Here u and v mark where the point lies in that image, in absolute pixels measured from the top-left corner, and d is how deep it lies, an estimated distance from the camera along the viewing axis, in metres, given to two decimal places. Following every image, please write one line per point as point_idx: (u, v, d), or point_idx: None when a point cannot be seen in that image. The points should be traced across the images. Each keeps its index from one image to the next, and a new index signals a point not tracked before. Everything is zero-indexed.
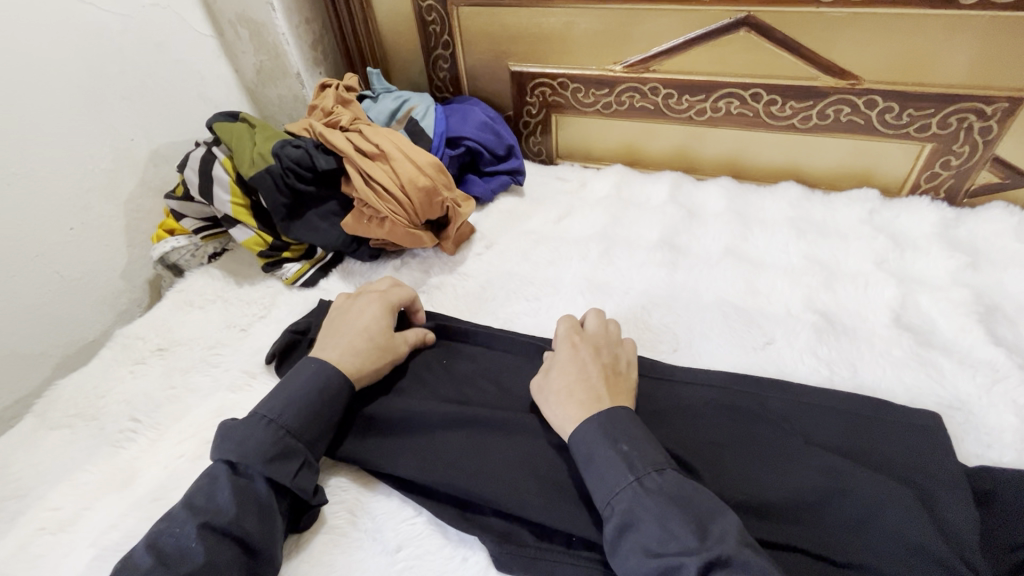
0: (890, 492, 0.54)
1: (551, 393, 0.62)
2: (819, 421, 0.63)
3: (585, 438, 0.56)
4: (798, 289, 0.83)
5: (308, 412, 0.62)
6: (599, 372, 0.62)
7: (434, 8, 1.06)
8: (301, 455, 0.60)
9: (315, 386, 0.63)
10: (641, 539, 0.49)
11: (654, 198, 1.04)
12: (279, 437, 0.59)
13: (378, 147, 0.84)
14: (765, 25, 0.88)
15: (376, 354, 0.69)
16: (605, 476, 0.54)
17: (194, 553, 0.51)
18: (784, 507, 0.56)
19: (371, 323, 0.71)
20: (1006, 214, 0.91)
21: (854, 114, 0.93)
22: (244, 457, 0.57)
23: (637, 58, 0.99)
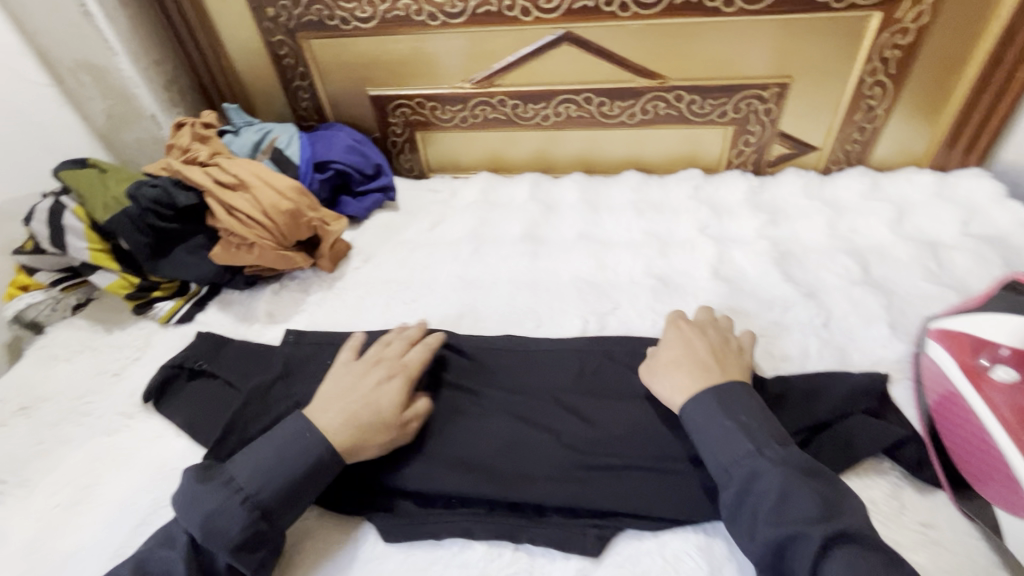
0: None
1: (658, 368, 0.68)
2: None
3: (700, 410, 0.61)
4: (638, 259, 0.96)
5: (284, 492, 0.59)
6: (712, 356, 0.67)
7: (285, 43, 1.10)
8: (269, 539, 0.58)
9: (298, 466, 0.60)
10: (761, 506, 0.53)
11: (517, 198, 1.15)
12: (253, 520, 0.57)
13: (237, 176, 0.88)
14: (581, 38, 1.02)
15: (379, 428, 0.65)
16: (723, 447, 0.58)
17: None
18: (619, 434, 0.67)
19: (382, 394, 0.67)
20: (796, 178, 1.11)
21: (669, 107, 1.10)
22: (211, 540, 0.55)
23: (482, 75, 1.09)
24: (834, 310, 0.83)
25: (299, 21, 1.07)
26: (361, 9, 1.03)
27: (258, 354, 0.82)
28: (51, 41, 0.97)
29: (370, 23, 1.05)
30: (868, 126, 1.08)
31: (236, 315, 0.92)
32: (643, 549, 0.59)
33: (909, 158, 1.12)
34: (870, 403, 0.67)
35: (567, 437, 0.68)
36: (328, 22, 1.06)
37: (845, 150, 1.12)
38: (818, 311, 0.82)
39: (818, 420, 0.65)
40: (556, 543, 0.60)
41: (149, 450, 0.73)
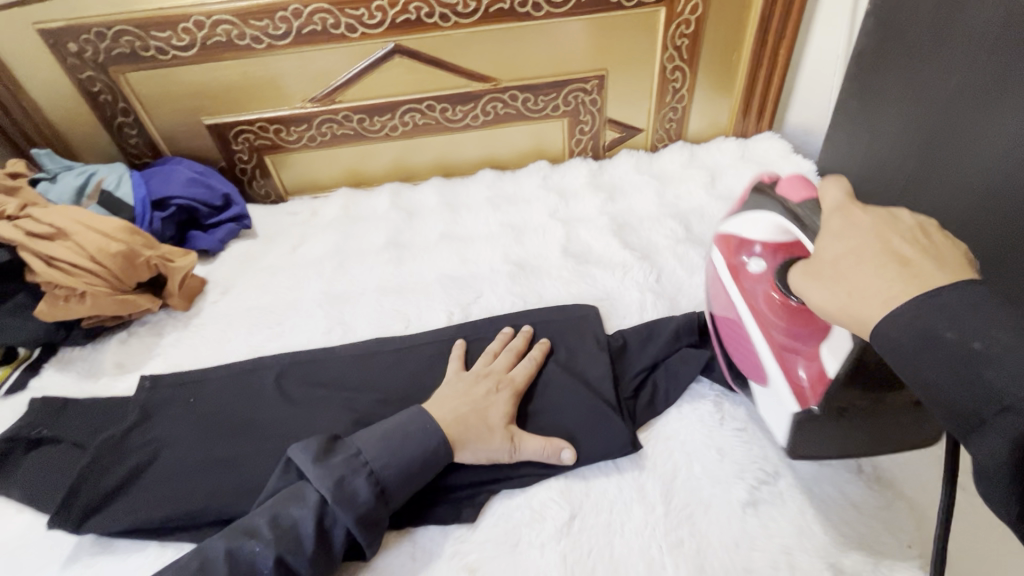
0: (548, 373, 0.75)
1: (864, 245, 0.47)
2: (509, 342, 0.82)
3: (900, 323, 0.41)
4: (497, 249, 1.03)
5: (406, 472, 0.62)
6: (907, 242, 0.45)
7: (97, 78, 1.04)
8: (382, 514, 0.60)
9: (418, 449, 0.63)
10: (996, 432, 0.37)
11: (379, 209, 1.17)
12: (375, 496, 0.59)
13: (54, 225, 0.81)
14: (411, 50, 1.07)
15: (481, 433, 0.66)
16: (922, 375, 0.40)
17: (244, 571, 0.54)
18: None
19: (491, 406, 0.69)
20: (628, 157, 1.24)
21: (508, 107, 1.18)
22: (343, 504, 0.57)
23: (322, 93, 1.10)
24: (663, 267, 0.95)
25: (109, 54, 1.01)
26: (178, 38, 1.00)
27: (108, 409, 0.78)
28: None
29: (191, 51, 1.02)
30: (678, 106, 1.24)
31: (80, 373, 0.85)
32: (513, 505, 0.65)
33: (717, 129, 1.30)
34: (692, 338, 0.78)
35: None
36: (142, 53, 1.01)
37: (664, 129, 1.27)
38: (650, 270, 0.94)
39: (652, 362, 0.76)
40: (436, 519, 0.64)
41: None
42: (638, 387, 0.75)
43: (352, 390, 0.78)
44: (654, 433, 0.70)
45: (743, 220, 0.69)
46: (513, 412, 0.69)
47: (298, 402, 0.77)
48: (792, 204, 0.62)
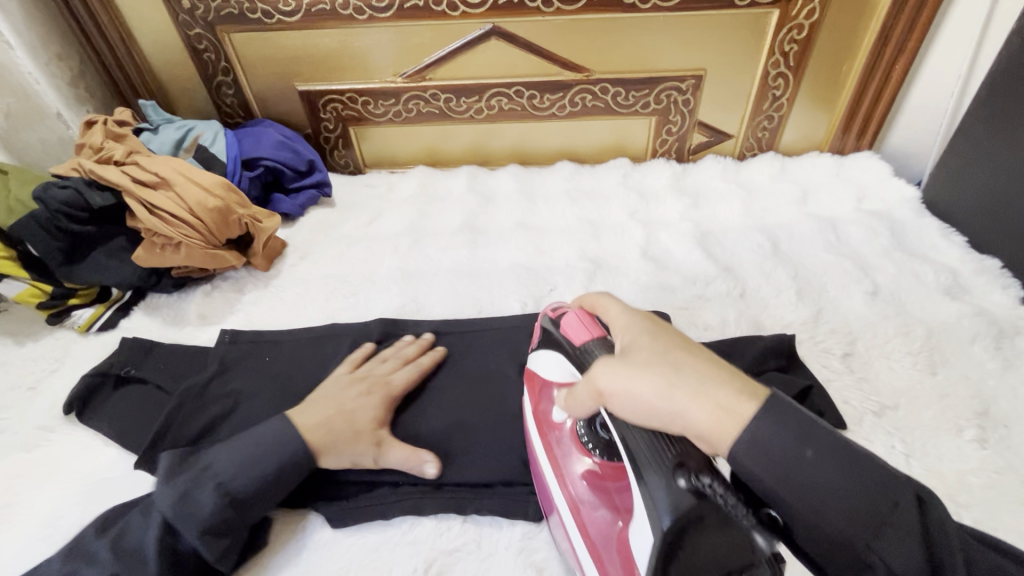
0: None
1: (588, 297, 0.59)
2: None
3: (761, 450, 0.40)
4: (573, 244, 1.00)
5: (260, 484, 0.60)
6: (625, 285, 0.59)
7: (204, 36, 1.06)
8: (233, 528, 0.58)
9: (271, 460, 0.61)
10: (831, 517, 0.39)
11: (455, 190, 1.16)
12: (221, 508, 0.58)
13: (158, 175, 0.84)
14: (508, 33, 1.05)
15: (351, 437, 0.65)
16: (776, 462, 0.40)
17: (155, 545, 0.56)
18: None
19: (361, 408, 0.68)
20: (715, 163, 1.19)
21: (596, 99, 1.15)
22: (182, 519, 0.57)
23: (413, 69, 1.10)
24: (748, 282, 0.91)
25: (218, 14, 1.03)
26: (285, 2, 1.01)
27: (191, 357, 0.80)
28: None
29: (295, 16, 1.03)
30: (775, 115, 1.17)
31: (164, 320, 0.88)
32: None
33: (812, 143, 1.22)
34: (779, 361, 0.74)
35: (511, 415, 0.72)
36: (249, 15, 1.03)
37: (756, 137, 1.21)
38: (734, 283, 0.89)
39: None
40: (502, 512, 0.64)
41: (77, 462, 0.70)
42: None
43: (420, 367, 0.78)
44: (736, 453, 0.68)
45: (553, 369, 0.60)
46: (381, 417, 0.68)
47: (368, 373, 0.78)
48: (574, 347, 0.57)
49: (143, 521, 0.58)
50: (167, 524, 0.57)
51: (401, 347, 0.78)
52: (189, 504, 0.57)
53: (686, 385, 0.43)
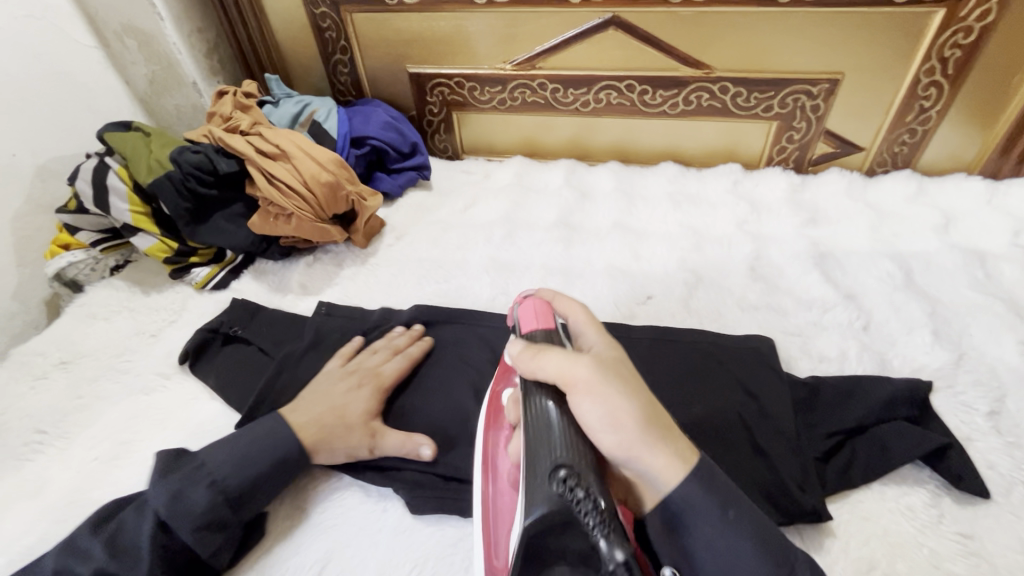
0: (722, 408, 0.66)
1: (588, 381, 0.51)
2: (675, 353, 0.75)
3: (686, 497, 0.48)
4: (672, 252, 0.95)
5: (252, 480, 0.61)
6: (626, 375, 0.53)
7: (328, 15, 1.10)
8: (230, 525, 0.59)
9: (266, 457, 0.63)
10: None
11: (551, 183, 1.13)
12: (217, 503, 0.58)
13: (279, 147, 0.88)
14: (628, 23, 1.00)
15: (342, 432, 0.66)
16: (711, 542, 0.48)
17: (144, 543, 0.55)
18: None
19: (351, 403, 0.69)
20: (840, 177, 1.08)
21: (713, 99, 1.07)
22: (177, 515, 0.56)
23: (524, 57, 1.08)
24: (874, 313, 0.81)
25: None
26: None
27: (292, 324, 0.84)
28: (101, 3, 0.99)
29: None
30: (919, 129, 1.04)
31: (270, 286, 0.92)
32: None
33: (959, 164, 1.08)
34: (910, 410, 0.66)
35: None
36: None
37: (890, 152, 1.08)
38: (858, 313, 0.80)
39: (856, 423, 0.65)
40: None
41: (184, 411, 0.74)
42: (832, 449, 0.64)
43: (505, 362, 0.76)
44: (852, 504, 0.61)
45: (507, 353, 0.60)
46: (373, 408, 0.70)
47: (454, 364, 0.76)
48: (529, 333, 0.60)
49: (138, 517, 0.57)
50: (162, 522, 0.57)
51: (388, 336, 0.79)
52: (184, 501, 0.57)
53: (637, 429, 0.49)
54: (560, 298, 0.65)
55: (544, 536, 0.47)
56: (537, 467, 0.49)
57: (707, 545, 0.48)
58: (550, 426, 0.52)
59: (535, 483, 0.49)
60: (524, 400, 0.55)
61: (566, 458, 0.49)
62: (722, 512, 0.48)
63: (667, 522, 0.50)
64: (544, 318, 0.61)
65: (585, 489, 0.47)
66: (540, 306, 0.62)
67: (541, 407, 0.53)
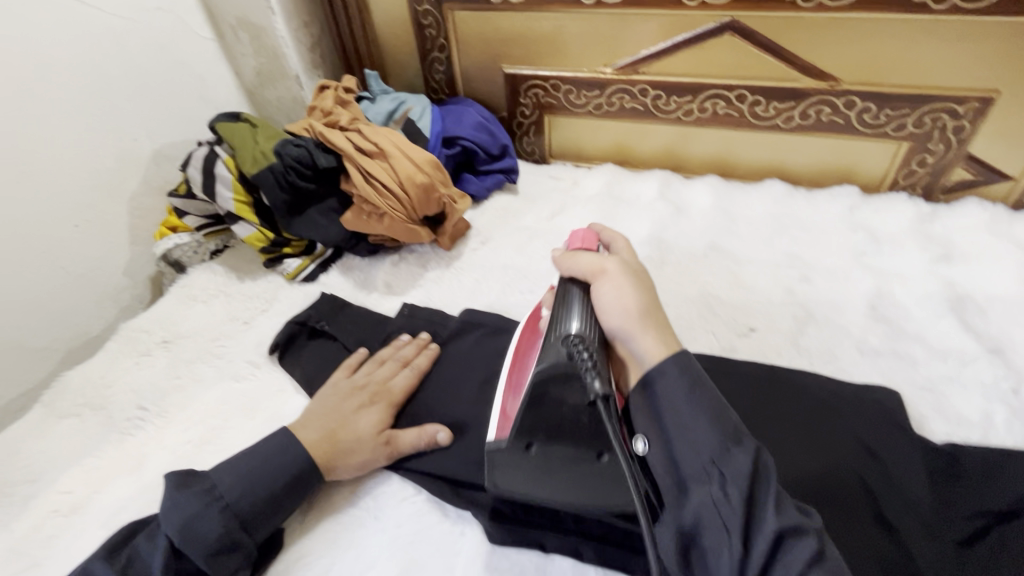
0: (841, 467, 0.60)
1: (615, 275, 0.62)
2: (785, 396, 0.68)
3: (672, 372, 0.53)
4: (778, 281, 0.86)
5: (263, 503, 0.59)
6: (648, 288, 0.62)
7: (430, 13, 1.10)
8: (245, 548, 0.57)
9: (277, 477, 0.61)
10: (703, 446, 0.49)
11: (643, 195, 1.08)
12: (230, 527, 0.57)
13: (377, 145, 0.88)
14: (747, 29, 0.92)
15: (357, 446, 0.65)
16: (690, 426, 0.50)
17: (156, 570, 0.53)
18: None
19: (360, 418, 0.67)
20: (980, 210, 0.95)
21: (834, 113, 0.97)
22: (189, 541, 0.54)
23: (627, 61, 1.03)
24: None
25: None
26: None
27: (376, 323, 0.83)
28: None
29: None
30: None
31: (356, 282, 0.93)
32: None
33: None
34: None
35: None
36: None
37: None
38: (1006, 372, 0.70)
39: (1007, 507, 0.55)
40: None
41: (271, 402, 0.75)
42: (973, 533, 0.55)
43: None
44: None
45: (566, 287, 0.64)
46: (383, 420, 0.68)
47: None
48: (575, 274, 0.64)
49: (150, 544, 0.55)
50: (173, 548, 0.55)
51: (393, 345, 0.77)
52: (195, 527, 0.55)
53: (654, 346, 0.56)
54: (606, 230, 0.71)
55: (550, 385, 0.58)
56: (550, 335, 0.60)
57: (672, 409, 0.51)
58: (564, 338, 0.58)
59: (549, 344, 0.59)
60: (560, 292, 0.64)
61: (581, 327, 0.59)
62: (690, 390, 0.51)
63: (643, 387, 0.54)
64: (587, 244, 0.68)
65: (592, 354, 0.56)
66: (591, 237, 0.69)
67: (566, 326, 0.60)
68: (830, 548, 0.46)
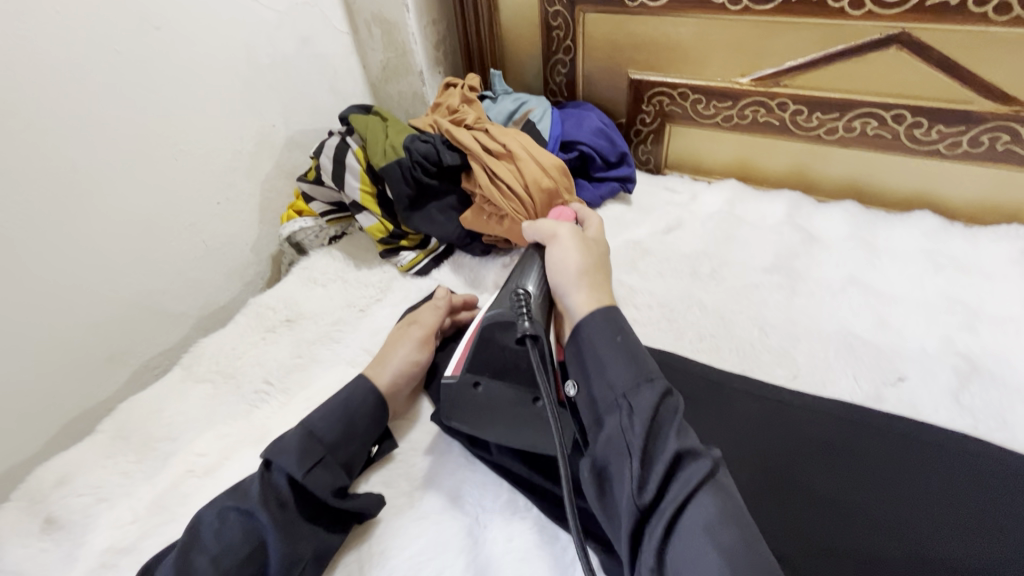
0: (1014, 557, 0.53)
1: (564, 239, 0.66)
2: (942, 465, 0.61)
3: (596, 326, 0.55)
4: (933, 328, 0.77)
5: (333, 417, 0.62)
6: (595, 259, 0.65)
7: (561, 14, 1.08)
8: (321, 456, 0.59)
9: (342, 396, 0.64)
10: (609, 379, 0.52)
11: (770, 217, 1.00)
12: (304, 437, 0.60)
13: (505, 146, 0.89)
14: (920, 42, 0.83)
15: (391, 343, 0.74)
16: (606, 368, 0.53)
17: (252, 485, 0.56)
18: (901, 568, 0.53)
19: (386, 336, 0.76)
20: None
21: (1014, 143, 0.85)
22: (271, 448, 0.58)
23: (769, 72, 0.96)
24: None
25: None
26: None
27: None
28: None
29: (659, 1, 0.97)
30: None
31: (466, 279, 0.94)
32: None
33: None
34: None
35: (834, 549, 0.55)
36: None
37: None
38: None
39: None
40: None
41: None
42: None
43: (713, 422, 0.67)
44: None
45: (533, 229, 0.70)
46: (407, 321, 0.77)
47: None
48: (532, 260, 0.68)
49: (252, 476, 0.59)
50: (264, 463, 0.58)
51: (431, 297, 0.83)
52: (277, 441, 0.59)
53: (581, 287, 0.60)
54: (586, 210, 0.76)
55: (494, 331, 0.60)
56: (507, 288, 0.65)
57: (595, 353, 0.54)
58: (515, 291, 0.62)
59: (504, 296, 0.64)
60: (524, 255, 0.70)
61: (533, 288, 0.63)
62: (614, 338, 0.54)
63: (573, 339, 0.56)
64: (564, 221, 0.75)
65: (530, 306, 0.60)
66: (568, 215, 0.76)
67: (524, 282, 0.64)
68: (725, 473, 0.49)
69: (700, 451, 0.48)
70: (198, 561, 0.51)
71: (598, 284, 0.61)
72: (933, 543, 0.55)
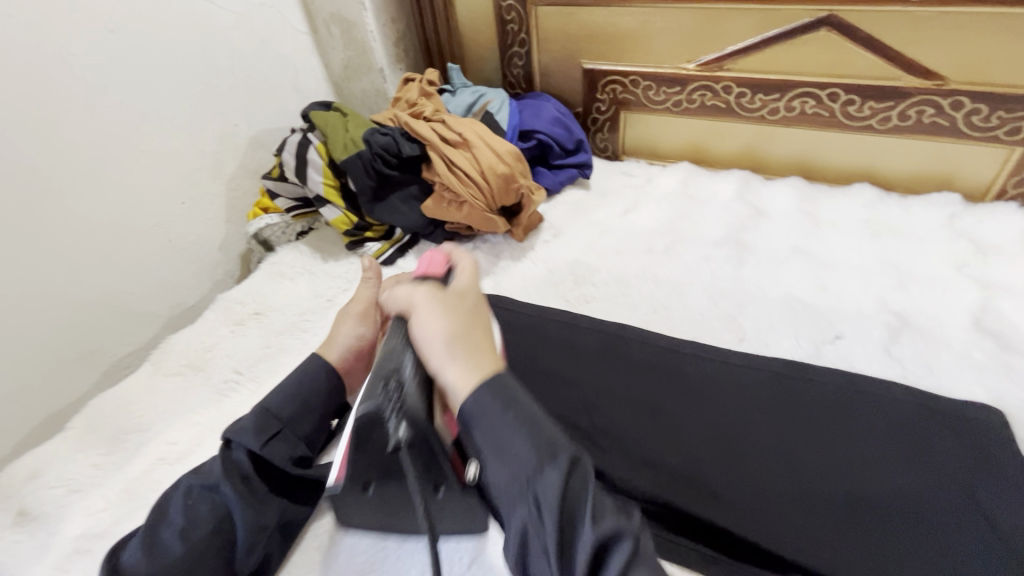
0: (930, 489, 0.58)
1: (426, 304, 0.57)
2: (873, 409, 0.66)
3: (481, 404, 0.48)
4: (868, 290, 0.82)
5: (288, 394, 0.63)
6: (468, 316, 0.57)
7: (513, 8, 1.12)
8: (279, 429, 0.60)
9: (296, 374, 0.65)
10: (512, 467, 0.46)
11: (721, 195, 1.05)
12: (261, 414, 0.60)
13: (461, 135, 0.93)
14: (848, 24, 0.88)
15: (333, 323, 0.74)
16: (506, 450, 0.47)
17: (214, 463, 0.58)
18: (831, 503, 0.58)
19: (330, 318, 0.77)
20: None
21: (938, 115, 0.91)
22: (229, 428, 0.60)
23: (712, 57, 1.00)
24: None
25: None
26: None
27: None
28: None
29: None
30: None
31: None
32: None
33: None
34: None
35: (772, 490, 0.60)
36: None
37: None
38: None
39: None
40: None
41: None
42: None
43: (664, 384, 0.72)
44: None
45: (395, 300, 0.61)
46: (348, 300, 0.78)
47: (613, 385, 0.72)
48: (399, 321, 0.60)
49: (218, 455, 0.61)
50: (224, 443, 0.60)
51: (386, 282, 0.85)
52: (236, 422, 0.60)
53: (461, 359, 0.52)
54: (458, 251, 0.66)
55: (370, 427, 0.52)
56: (371, 377, 0.53)
57: (492, 435, 0.47)
58: (382, 378, 0.53)
59: (369, 384, 0.52)
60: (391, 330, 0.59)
61: (409, 370, 0.54)
62: (505, 413, 0.48)
63: (466, 424, 0.49)
64: (434, 269, 0.63)
65: (401, 399, 0.52)
66: (438, 259, 0.64)
67: (394, 364, 0.54)
68: (643, 539, 0.45)
69: (625, 532, 0.44)
70: (165, 535, 0.53)
71: (481, 354, 0.53)
72: (862, 480, 0.60)
